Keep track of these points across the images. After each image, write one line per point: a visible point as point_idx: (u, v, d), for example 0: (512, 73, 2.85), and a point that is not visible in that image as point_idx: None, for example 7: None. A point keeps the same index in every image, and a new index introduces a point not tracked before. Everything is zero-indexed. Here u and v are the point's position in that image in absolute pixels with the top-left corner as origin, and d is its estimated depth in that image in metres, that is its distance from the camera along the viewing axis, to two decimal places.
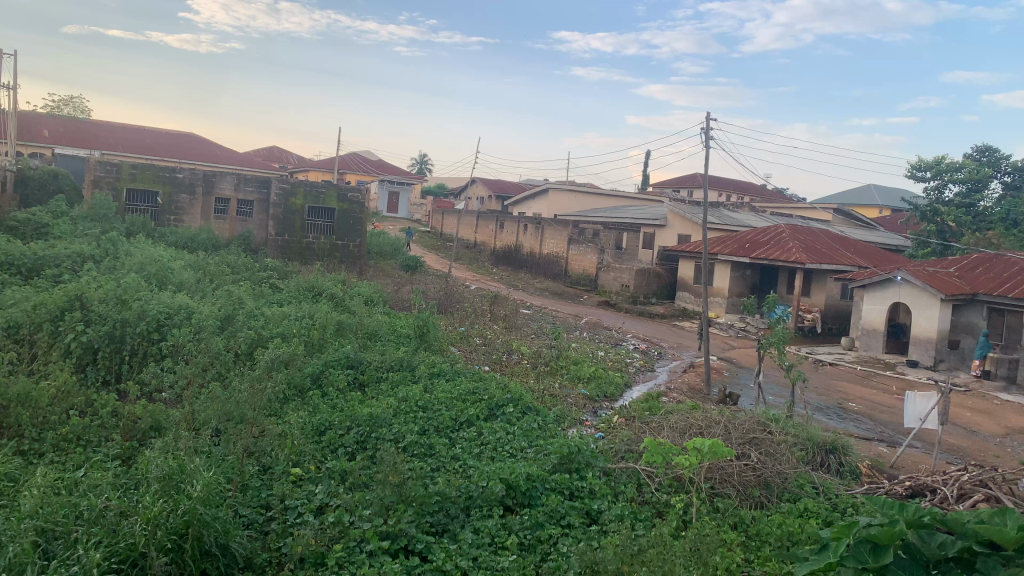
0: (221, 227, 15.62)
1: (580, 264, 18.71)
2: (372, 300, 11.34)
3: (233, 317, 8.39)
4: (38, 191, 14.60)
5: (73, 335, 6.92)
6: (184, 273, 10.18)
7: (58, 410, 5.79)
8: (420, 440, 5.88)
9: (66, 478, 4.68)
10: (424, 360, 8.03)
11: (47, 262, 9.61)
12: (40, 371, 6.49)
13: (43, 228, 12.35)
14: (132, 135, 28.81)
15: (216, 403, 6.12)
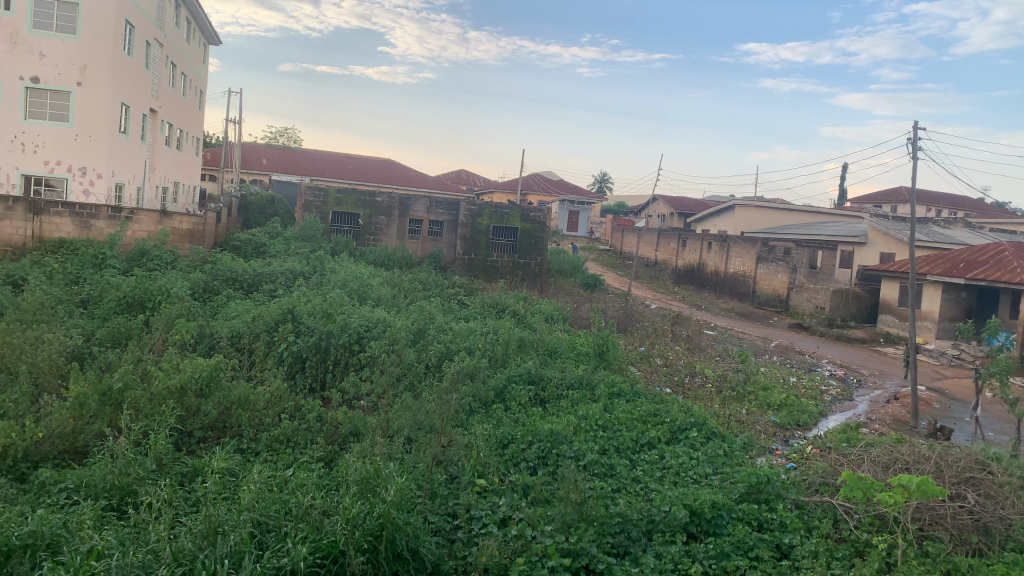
0: (415, 246, 16.52)
1: (770, 285, 17.89)
2: (553, 317, 11.49)
3: (424, 331, 8.80)
4: (258, 215, 16.23)
5: (285, 345, 7.58)
6: (381, 289, 10.85)
7: (272, 413, 6.36)
8: (601, 459, 5.86)
9: (278, 476, 5.11)
10: (604, 379, 7.99)
11: (265, 278, 10.61)
12: (257, 377, 7.16)
13: (261, 247, 13.68)
14: (337, 161, 31.30)
15: (408, 413, 6.46)
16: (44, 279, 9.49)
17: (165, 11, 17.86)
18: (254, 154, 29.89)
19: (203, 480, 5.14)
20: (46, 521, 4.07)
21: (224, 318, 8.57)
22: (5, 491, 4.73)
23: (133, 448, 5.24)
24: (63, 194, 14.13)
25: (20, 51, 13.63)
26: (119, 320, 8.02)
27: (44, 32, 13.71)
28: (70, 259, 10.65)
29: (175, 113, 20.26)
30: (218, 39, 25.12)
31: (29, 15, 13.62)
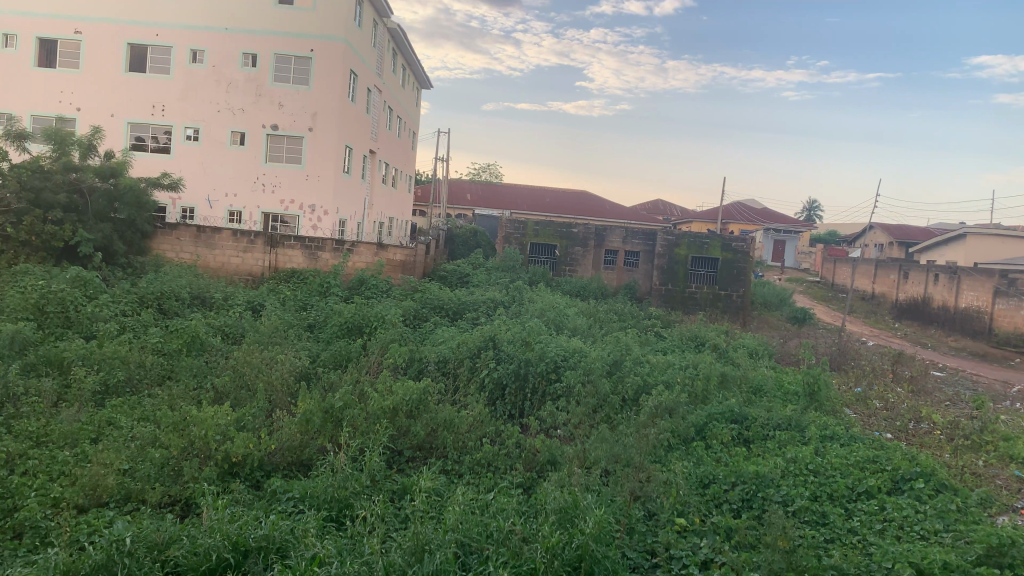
0: (611, 276, 16.53)
1: (1009, 322, 15.98)
2: (757, 352, 10.96)
3: (621, 362, 8.74)
4: (462, 246, 17.22)
5: (487, 371, 7.85)
6: (578, 319, 10.94)
7: (474, 436, 6.56)
8: (812, 506, 5.47)
9: (480, 500, 5.25)
10: (814, 421, 7.47)
11: (468, 306, 11.07)
12: (461, 401, 7.45)
13: (465, 276, 14.31)
14: (536, 194, 32.19)
15: (606, 445, 6.42)
16: (278, 305, 10.56)
17: (384, 59, 19.40)
18: (460, 189, 31.52)
19: (411, 499, 5.40)
20: (277, 526, 4.47)
21: (431, 343, 9.04)
22: (243, 495, 5.26)
23: (350, 464, 5.64)
24: (295, 228, 15.66)
25: (263, 102, 15.42)
26: (340, 343, 8.72)
27: (283, 84, 15.43)
28: (300, 288, 11.78)
29: (391, 153, 21.85)
30: (429, 83, 26.87)
31: (271, 70, 15.40)
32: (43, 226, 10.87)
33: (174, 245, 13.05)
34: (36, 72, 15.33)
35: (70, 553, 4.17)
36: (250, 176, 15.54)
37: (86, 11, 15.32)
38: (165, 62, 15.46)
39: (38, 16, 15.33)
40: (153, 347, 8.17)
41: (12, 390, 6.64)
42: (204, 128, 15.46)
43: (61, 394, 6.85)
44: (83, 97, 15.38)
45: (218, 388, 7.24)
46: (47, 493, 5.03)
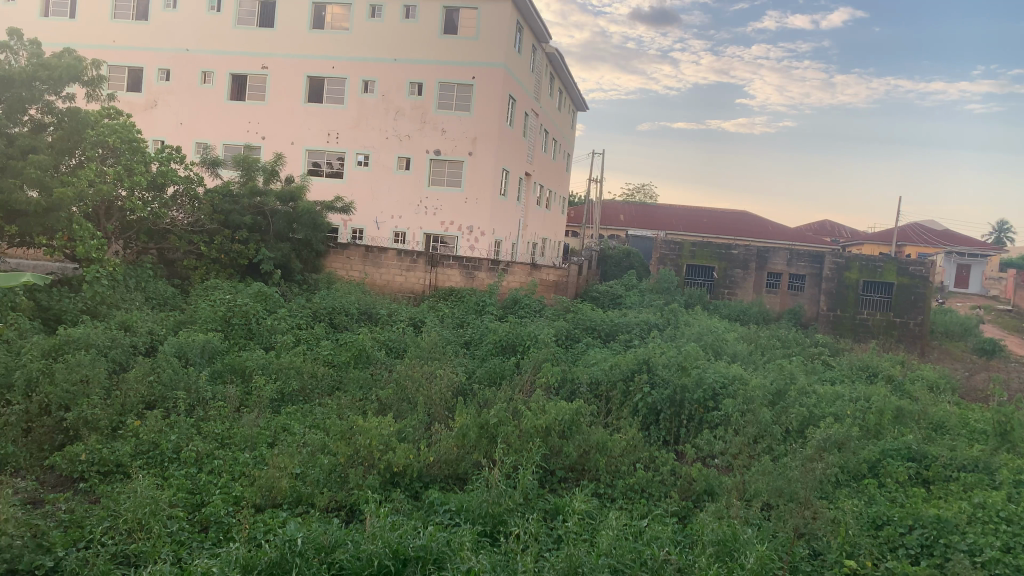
0: (773, 300, 15.88)
1: None
2: (939, 386, 10.11)
3: (785, 392, 8.32)
4: (616, 267, 17.15)
5: (641, 395, 7.73)
6: (738, 344, 10.56)
7: (628, 461, 6.46)
8: (1006, 557, 4.87)
9: (634, 526, 5.15)
10: (1007, 464, 6.75)
11: (621, 328, 10.97)
12: (614, 424, 7.38)
13: (618, 298, 14.22)
14: (693, 215, 31.51)
15: (768, 478, 6.12)
16: (437, 322, 10.92)
17: (542, 83, 19.78)
18: (612, 212, 31.49)
19: (565, 519, 5.39)
20: (435, 537, 4.58)
21: (585, 364, 9.00)
22: (402, 505, 5.46)
23: (504, 480, 5.72)
24: (454, 249, 16.23)
25: (427, 128, 16.13)
26: (495, 361, 8.92)
27: (446, 111, 16.09)
28: (457, 306, 12.16)
29: (546, 175, 22.19)
30: (584, 106, 27.03)
31: (435, 97, 16.09)
32: (231, 245, 12.07)
33: (344, 263, 13.85)
34: (228, 105, 16.84)
35: (249, 549, 4.49)
36: (414, 199, 16.28)
37: (273, 47, 16.67)
38: (339, 92, 16.54)
39: (231, 53, 16.82)
40: (324, 359, 8.70)
41: (202, 395, 7.28)
42: (373, 154, 16.36)
43: (243, 400, 7.42)
44: (268, 127, 16.69)
45: (382, 400, 7.57)
46: (230, 491, 5.46)
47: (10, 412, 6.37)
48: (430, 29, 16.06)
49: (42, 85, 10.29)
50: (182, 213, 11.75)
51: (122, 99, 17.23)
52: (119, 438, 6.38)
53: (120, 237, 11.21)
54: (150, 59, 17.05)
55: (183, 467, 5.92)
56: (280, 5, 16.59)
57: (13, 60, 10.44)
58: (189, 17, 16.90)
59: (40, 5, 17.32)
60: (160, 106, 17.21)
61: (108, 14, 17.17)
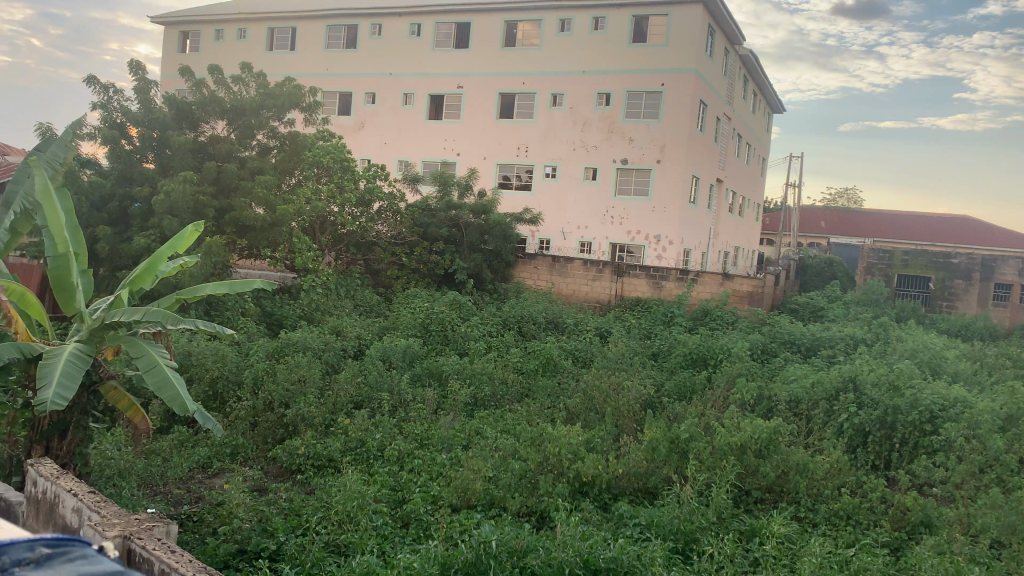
0: (1001, 314, 14.26)
1: None
2: None
3: (1019, 418, 7.44)
4: (816, 277, 16.19)
5: (846, 416, 7.23)
6: (960, 363, 9.59)
7: (832, 485, 6.05)
8: None
9: (839, 554, 4.81)
10: None
11: (823, 343, 10.31)
12: (816, 445, 6.97)
13: (819, 310, 13.39)
14: (904, 222, 29.07)
15: (998, 512, 5.47)
16: (625, 332, 10.83)
17: (735, 86, 19.14)
18: (810, 221, 29.82)
19: (761, 542, 5.12)
20: (625, 550, 4.54)
21: (782, 380, 8.55)
22: (592, 515, 5.46)
23: (696, 497, 5.56)
24: (641, 258, 16.05)
25: (615, 137, 16.12)
26: (685, 374, 8.71)
27: (635, 120, 15.99)
28: (646, 317, 12.03)
29: (739, 181, 21.41)
30: (780, 108, 25.85)
31: (624, 106, 16.06)
32: (428, 256, 12.70)
33: (532, 273, 14.13)
34: (426, 124, 17.79)
35: (447, 547, 4.68)
36: (601, 209, 16.33)
37: (468, 66, 17.42)
38: (530, 107, 16.96)
39: (429, 74, 17.78)
40: (514, 366, 8.92)
41: (403, 398, 7.70)
42: (561, 166, 16.62)
43: (440, 403, 7.78)
44: (462, 143, 17.43)
45: (570, 409, 7.62)
46: (428, 490, 5.73)
47: (240, 408, 7.17)
48: (619, 38, 16.08)
49: (269, 112, 11.54)
50: (386, 226, 12.75)
51: (334, 121, 18.72)
52: (331, 435, 6.90)
53: (333, 249, 12.42)
54: (358, 84, 18.41)
55: (386, 465, 6.30)
56: (474, 26, 17.32)
57: (244, 91, 11.77)
58: (392, 42, 18.06)
59: (267, 40, 19.25)
60: (367, 127, 18.51)
61: (323, 45, 18.76)
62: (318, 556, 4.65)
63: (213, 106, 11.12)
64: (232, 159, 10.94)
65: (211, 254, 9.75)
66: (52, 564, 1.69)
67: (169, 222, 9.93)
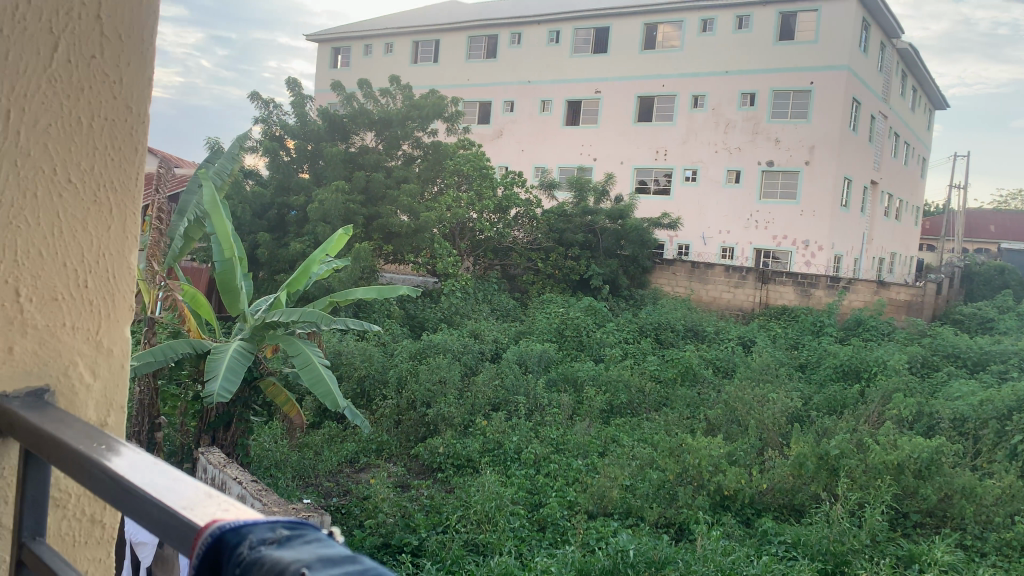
0: None
1: None
2: None
3: None
4: (984, 285, 14.93)
5: (1021, 438, 6.56)
6: None
7: (1004, 512, 5.53)
8: None
9: None
10: None
11: (993, 357, 9.48)
12: (984, 469, 6.42)
13: (988, 322, 12.33)
14: None
15: None
16: (769, 342, 10.40)
17: (892, 82, 18.00)
18: (977, 225, 27.58)
19: (921, 570, 4.75)
20: (769, 568, 4.37)
21: (946, 397, 7.92)
22: (734, 530, 5.29)
23: (848, 517, 5.27)
24: (787, 264, 15.36)
25: (760, 139, 15.56)
26: (835, 388, 8.26)
27: (781, 120, 15.38)
28: (791, 326, 11.52)
29: (895, 183, 20.09)
30: (943, 103, 24.07)
31: (770, 107, 15.49)
32: (564, 261, 12.71)
33: (670, 279, 13.84)
34: (564, 130, 17.87)
35: (584, 553, 4.67)
36: (744, 213, 15.78)
37: (607, 71, 17.36)
38: (670, 110, 16.69)
39: (568, 81, 17.86)
40: (652, 374, 8.77)
41: (539, 402, 7.75)
42: (702, 168, 16.20)
43: (576, 409, 7.76)
44: (600, 148, 17.35)
45: (711, 420, 7.40)
46: (565, 495, 5.74)
47: (386, 406, 7.48)
48: (765, 37, 15.54)
49: (413, 123, 11.96)
50: (523, 232, 13.04)
51: (474, 130, 19.16)
52: (470, 435, 7.05)
53: (471, 254, 12.82)
54: (498, 93, 18.76)
55: (523, 468, 6.37)
56: (614, 30, 17.26)
57: (390, 103, 12.28)
58: (532, 50, 18.28)
59: (411, 53, 19.99)
60: (506, 134, 18.82)
61: (465, 55, 19.25)
62: (458, 553, 4.77)
63: (362, 118, 11.68)
64: (379, 168, 11.45)
65: (359, 259, 10.24)
66: (312, 562, 0.53)
67: (322, 228, 10.49)
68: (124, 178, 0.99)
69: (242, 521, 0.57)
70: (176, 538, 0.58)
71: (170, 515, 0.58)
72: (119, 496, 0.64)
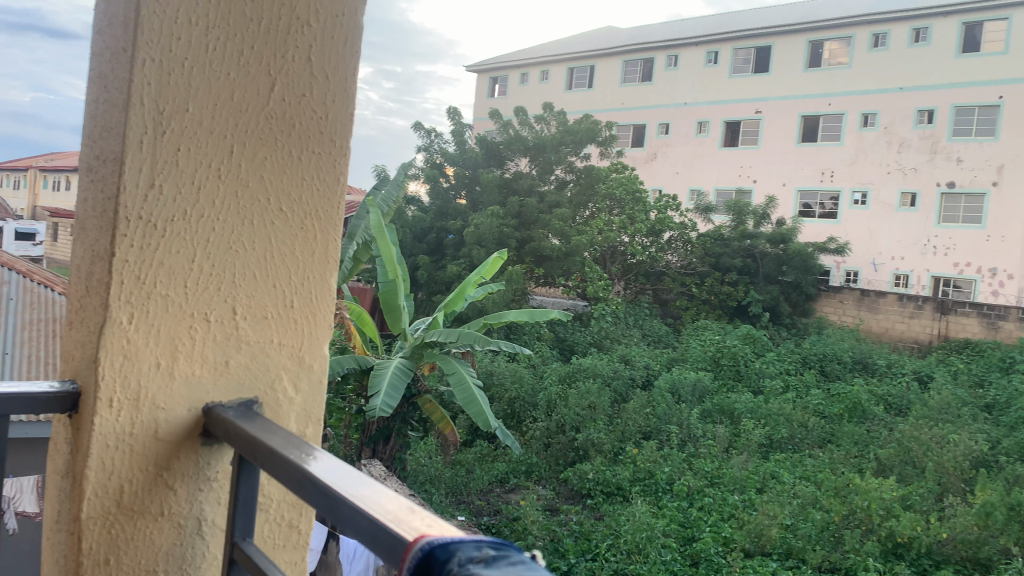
0: None
1: None
2: None
3: None
4: None
5: None
6: None
7: None
8: None
9: None
10: None
11: None
12: None
13: None
14: None
15: None
16: (949, 378, 9.56)
17: None
18: None
19: None
20: None
21: None
22: None
23: None
24: (970, 294, 14.12)
25: (939, 158, 14.47)
26: None
27: (964, 138, 14.25)
28: (975, 362, 10.54)
29: None
30: None
31: (950, 124, 14.41)
32: (721, 287, 12.33)
33: (837, 308, 13.00)
34: (722, 151, 17.39)
35: None
36: (920, 238, 14.70)
37: (767, 91, 16.82)
38: (837, 129, 15.86)
39: (727, 102, 17.40)
40: (815, 409, 8.28)
41: (693, 433, 7.51)
42: (873, 191, 15.22)
43: (732, 442, 7.45)
44: (760, 170, 16.74)
45: (882, 461, 6.88)
46: (719, 531, 5.52)
47: (536, 428, 7.50)
48: (945, 50, 14.52)
49: (568, 148, 12.09)
50: (677, 257, 12.80)
51: (628, 153, 19.07)
52: (620, 463, 6.97)
53: (622, 278, 12.80)
54: (653, 116, 18.58)
55: (675, 499, 6.19)
56: (776, 49, 16.78)
57: (546, 130, 12.51)
58: (689, 72, 18.00)
59: (566, 80, 20.27)
60: (660, 158, 18.56)
61: (619, 80, 19.24)
62: None
63: (518, 145, 12.08)
64: (532, 193, 11.67)
65: (512, 282, 10.42)
66: None
67: (477, 251, 10.79)
68: (329, 206, 1.02)
69: (451, 538, 0.58)
70: (387, 551, 0.60)
71: (378, 531, 0.61)
72: (330, 504, 0.67)
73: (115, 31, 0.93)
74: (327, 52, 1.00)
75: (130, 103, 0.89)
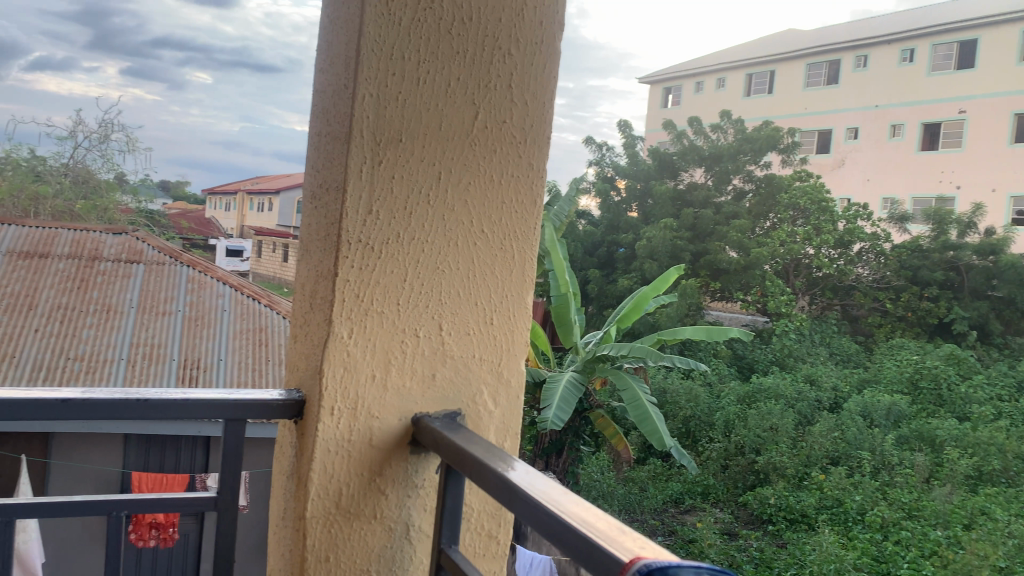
0: None
1: None
2: None
3: None
4: None
5: None
6: None
7: None
8: None
9: None
10: None
11: None
12: None
13: None
14: None
15: None
16: None
17: None
18: None
19: None
20: None
21: None
22: None
23: None
24: None
25: None
26: None
27: None
28: None
29: None
30: None
31: None
32: (919, 303, 11.40)
33: None
34: (919, 156, 16.09)
35: None
36: None
37: (974, 88, 15.36)
38: None
39: (924, 102, 16.09)
40: None
41: (888, 460, 6.96)
42: None
43: (934, 472, 6.82)
44: (965, 174, 15.29)
45: None
46: (919, 568, 5.06)
47: (713, 448, 7.34)
48: None
49: (746, 156, 11.64)
50: (868, 270, 11.99)
51: (812, 160, 18.11)
52: (804, 489, 6.60)
53: (807, 293, 12.13)
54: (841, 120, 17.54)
55: (867, 531, 5.77)
56: (983, 42, 15.31)
57: (721, 139, 12.13)
58: (880, 73, 16.85)
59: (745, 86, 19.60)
60: (848, 164, 17.46)
61: (802, 84, 18.35)
62: None
63: (693, 155, 11.79)
64: (708, 205, 11.40)
65: (686, 296, 10.20)
66: None
67: (650, 265, 10.69)
68: (529, 228, 1.05)
69: (667, 562, 0.57)
70: (597, 565, 0.60)
71: (587, 545, 0.62)
72: (537, 517, 0.69)
73: (337, 69, 1.01)
74: (526, 79, 1.03)
75: (352, 137, 0.95)
